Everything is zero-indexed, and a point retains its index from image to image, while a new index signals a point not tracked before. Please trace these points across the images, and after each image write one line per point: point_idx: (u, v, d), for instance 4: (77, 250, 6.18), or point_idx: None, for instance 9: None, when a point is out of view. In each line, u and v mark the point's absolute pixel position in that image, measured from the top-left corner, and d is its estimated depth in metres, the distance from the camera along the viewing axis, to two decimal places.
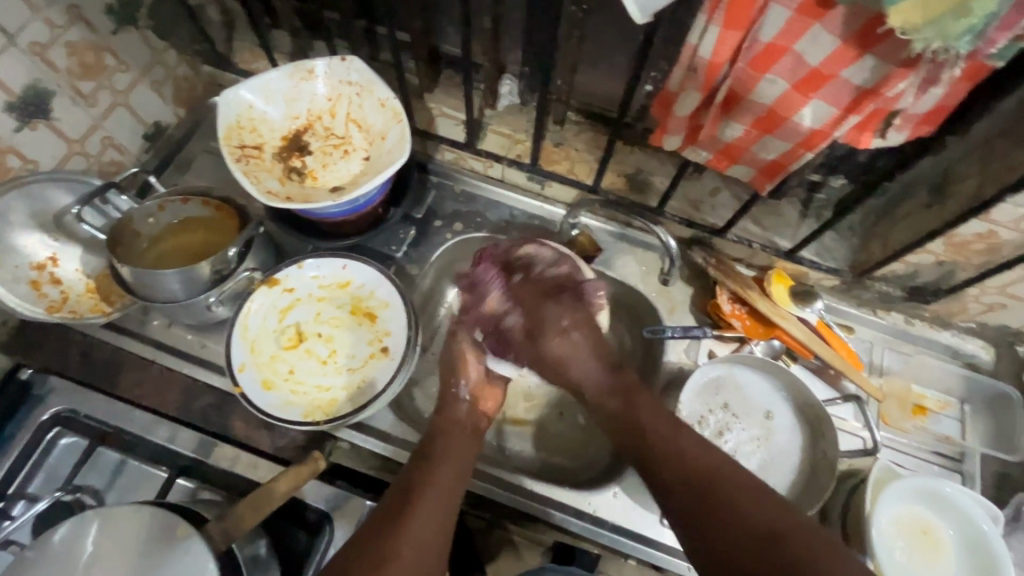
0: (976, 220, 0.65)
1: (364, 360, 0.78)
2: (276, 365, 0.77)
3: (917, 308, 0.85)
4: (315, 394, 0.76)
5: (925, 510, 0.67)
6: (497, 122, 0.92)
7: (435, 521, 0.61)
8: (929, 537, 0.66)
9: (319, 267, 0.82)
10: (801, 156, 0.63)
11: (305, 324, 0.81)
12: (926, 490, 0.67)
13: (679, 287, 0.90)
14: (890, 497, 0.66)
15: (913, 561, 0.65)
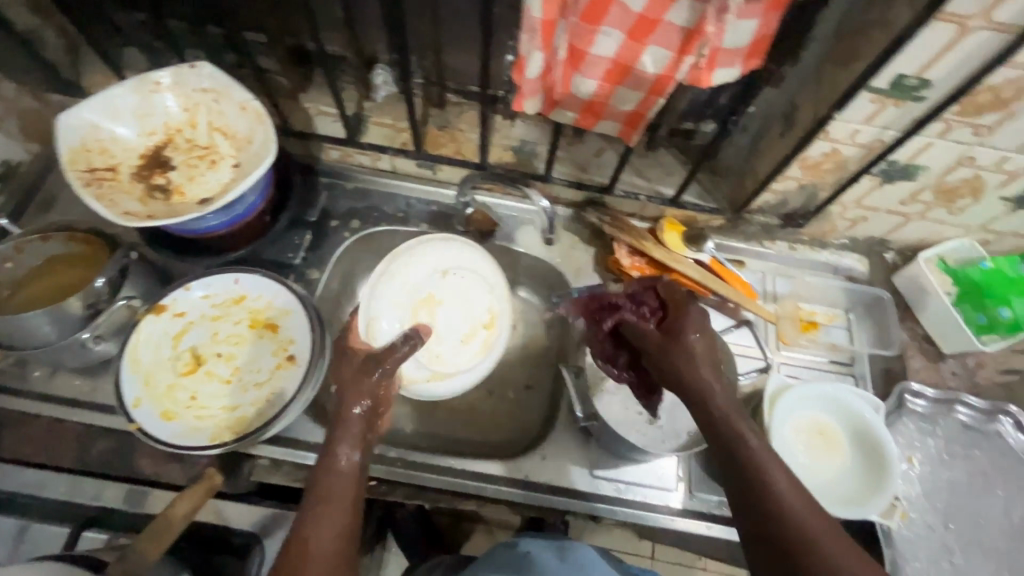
0: (819, 140, 0.71)
1: (270, 372, 0.76)
2: (176, 394, 0.73)
3: (795, 233, 0.92)
4: (222, 415, 0.73)
5: (819, 412, 0.73)
6: (377, 113, 0.92)
7: (348, 489, 0.60)
8: (826, 436, 0.72)
9: (209, 286, 0.79)
10: (655, 103, 0.66)
11: (201, 346, 0.77)
12: (814, 395, 0.73)
13: (581, 250, 0.93)
14: (784, 407, 0.72)
15: (815, 460, 0.71)
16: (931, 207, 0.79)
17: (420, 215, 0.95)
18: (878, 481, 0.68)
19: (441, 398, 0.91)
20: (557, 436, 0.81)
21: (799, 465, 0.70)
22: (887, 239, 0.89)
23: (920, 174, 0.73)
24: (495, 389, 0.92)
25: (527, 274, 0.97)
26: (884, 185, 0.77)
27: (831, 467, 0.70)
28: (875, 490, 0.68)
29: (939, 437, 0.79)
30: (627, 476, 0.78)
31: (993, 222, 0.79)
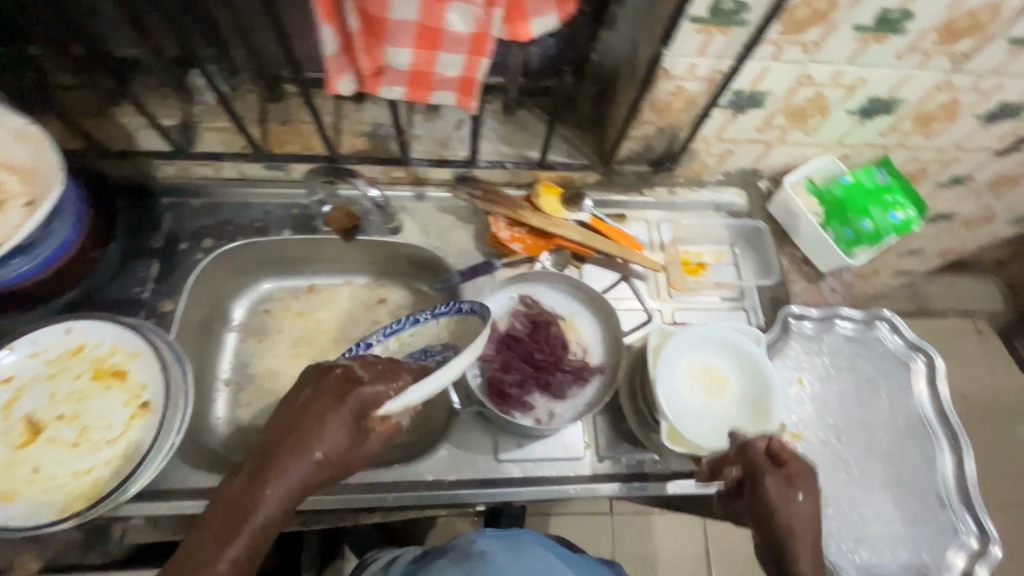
0: (661, 79, 0.68)
1: (125, 424, 0.68)
2: (14, 471, 0.65)
3: (671, 177, 0.90)
4: (73, 482, 0.65)
5: (704, 354, 0.73)
6: (209, 117, 0.83)
7: (290, 495, 0.56)
8: (714, 376, 0.71)
9: (35, 342, 0.70)
10: (481, 65, 0.61)
11: (38, 412, 0.69)
12: (697, 338, 0.73)
13: (460, 229, 0.89)
14: (668, 355, 0.71)
15: (706, 403, 0.70)
16: (787, 130, 0.79)
17: (281, 221, 0.87)
18: (764, 411, 0.69)
19: None
20: (459, 427, 0.77)
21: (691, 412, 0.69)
22: (758, 169, 0.89)
23: (767, 100, 0.73)
24: None
25: (411, 263, 0.92)
26: (738, 116, 0.76)
27: (721, 406, 0.70)
28: (762, 421, 0.69)
29: (826, 354, 0.81)
30: (533, 454, 0.76)
31: (847, 135, 0.80)
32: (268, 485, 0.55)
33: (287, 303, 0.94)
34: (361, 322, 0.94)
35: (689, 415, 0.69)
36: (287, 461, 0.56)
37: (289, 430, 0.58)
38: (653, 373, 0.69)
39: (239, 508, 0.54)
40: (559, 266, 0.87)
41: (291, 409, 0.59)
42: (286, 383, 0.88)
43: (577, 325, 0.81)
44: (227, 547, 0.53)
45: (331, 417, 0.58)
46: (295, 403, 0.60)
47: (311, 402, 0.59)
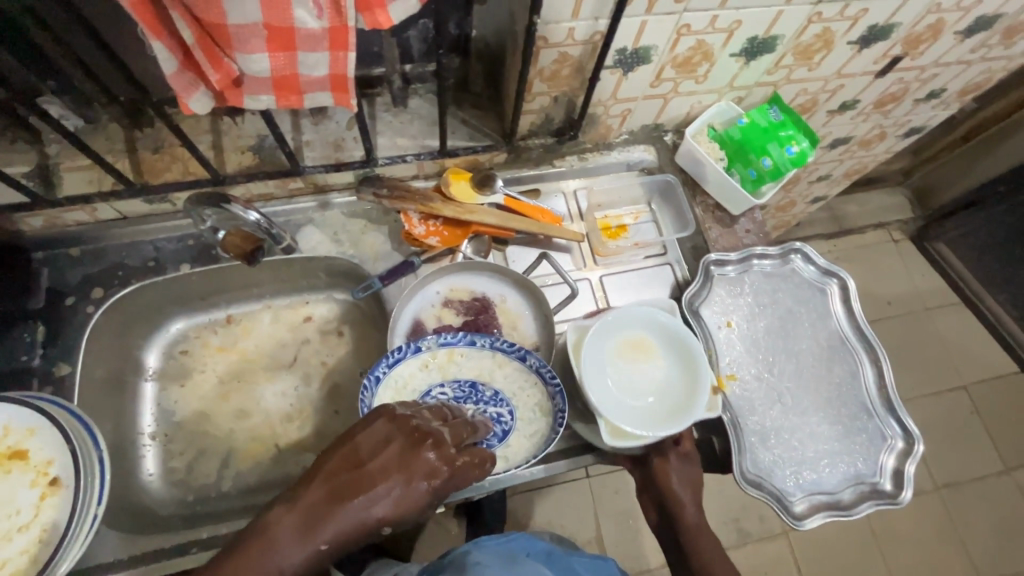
0: (542, 49, 0.67)
1: (36, 506, 0.63)
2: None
3: (578, 144, 0.89)
4: None
5: (623, 334, 0.73)
6: (70, 157, 0.75)
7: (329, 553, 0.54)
8: (638, 354, 0.72)
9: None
10: (347, 60, 0.57)
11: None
12: (614, 324, 0.72)
13: (373, 232, 0.85)
14: (590, 347, 0.71)
15: (637, 383, 0.71)
16: (678, 81, 0.79)
17: (176, 255, 0.81)
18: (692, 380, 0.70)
19: (284, 437, 0.84)
20: None
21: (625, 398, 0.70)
22: (660, 123, 0.90)
23: (652, 54, 0.72)
24: (341, 406, 0.86)
25: (331, 275, 0.89)
26: (628, 75, 0.75)
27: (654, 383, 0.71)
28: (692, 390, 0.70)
29: (748, 294, 0.84)
30: None
31: (736, 78, 0.81)
32: (324, 532, 0.53)
33: (205, 340, 0.88)
34: (289, 346, 0.90)
35: (623, 404, 0.69)
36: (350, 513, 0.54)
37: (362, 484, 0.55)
38: (579, 373, 0.68)
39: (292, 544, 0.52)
40: (481, 252, 0.85)
41: (371, 462, 0.56)
42: (220, 423, 0.84)
43: (509, 309, 0.79)
44: None
45: (406, 487, 0.56)
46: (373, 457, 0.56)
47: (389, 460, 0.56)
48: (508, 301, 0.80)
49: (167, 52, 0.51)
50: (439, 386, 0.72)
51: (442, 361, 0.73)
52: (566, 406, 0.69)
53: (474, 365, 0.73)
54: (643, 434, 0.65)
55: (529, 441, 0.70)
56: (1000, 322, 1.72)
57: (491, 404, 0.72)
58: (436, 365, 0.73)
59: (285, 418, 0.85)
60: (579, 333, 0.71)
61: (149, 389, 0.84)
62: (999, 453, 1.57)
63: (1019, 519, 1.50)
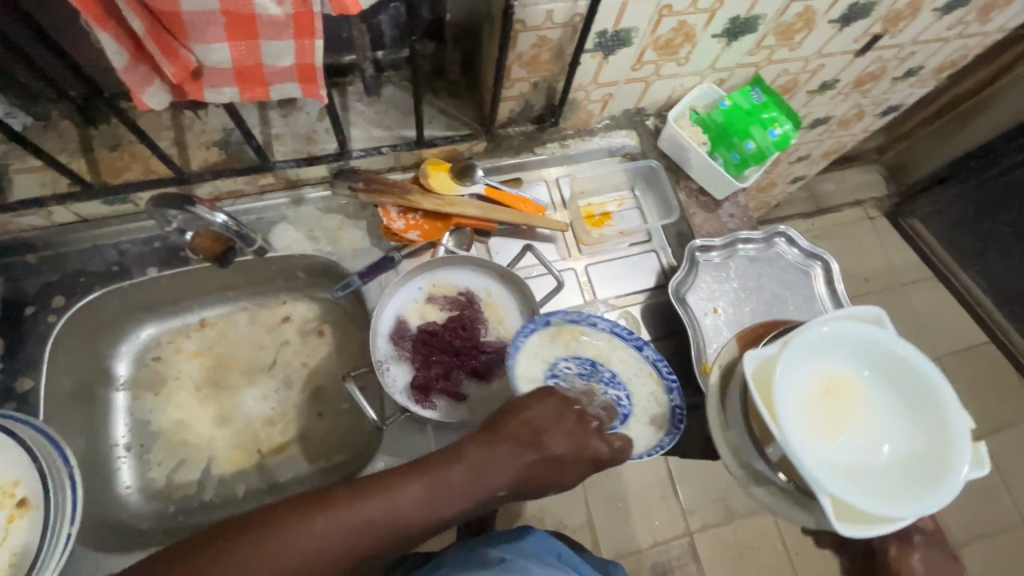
0: (521, 31, 0.64)
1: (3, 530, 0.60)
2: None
3: (559, 131, 0.87)
4: None
5: (814, 367, 0.56)
6: (20, 158, 0.70)
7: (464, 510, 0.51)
8: (834, 396, 0.56)
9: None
10: (314, 49, 0.54)
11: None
12: (801, 355, 0.56)
13: (350, 227, 0.82)
14: (782, 393, 0.53)
15: (849, 435, 0.55)
16: (661, 64, 0.77)
17: (142, 258, 0.77)
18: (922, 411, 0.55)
19: (268, 442, 0.82)
20: (391, 436, 0.73)
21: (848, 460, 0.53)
22: (642, 107, 0.88)
23: (634, 36, 0.70)
24: (326, 407, 0.84)
25: (308, 274, 0.86)
26: (609, 58, 0.73)
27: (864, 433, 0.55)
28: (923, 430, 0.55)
29: (734, 280, 0.83)
30: None
31: (718, 60, 0.80)
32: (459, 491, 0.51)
33: (179, 345, 0.84)
34: (268, 348, 0.87)
35: (844, 466, 0.53)
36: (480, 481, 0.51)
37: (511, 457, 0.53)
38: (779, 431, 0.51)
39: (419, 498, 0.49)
40: (464, 245, 0.83)
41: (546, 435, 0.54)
42: (199, 431, 0.81)
43: (495, 301, 0.76)
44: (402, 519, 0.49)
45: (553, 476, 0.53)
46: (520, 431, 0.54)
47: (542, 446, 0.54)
48: (492, 293, 0.77)
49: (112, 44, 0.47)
50: (563, 361, 0.70)
51: (567, 336, 0.71)
52: (683, 401, 0.69)
53: (593, 344, 0.71)
54: (895, 515, 0.49)
55: (647, 427, 0.68)
56: (972, 295, 1.76)
57: (611, 389, 0.69)
58: (561, 339, 0.71)
59: (267, 422, 0.83)
60: (761, 369, 0.55)
61: (121, 398, 0.80)
62: (971, 420, 1.62)
63: (992, 483, 1.55)
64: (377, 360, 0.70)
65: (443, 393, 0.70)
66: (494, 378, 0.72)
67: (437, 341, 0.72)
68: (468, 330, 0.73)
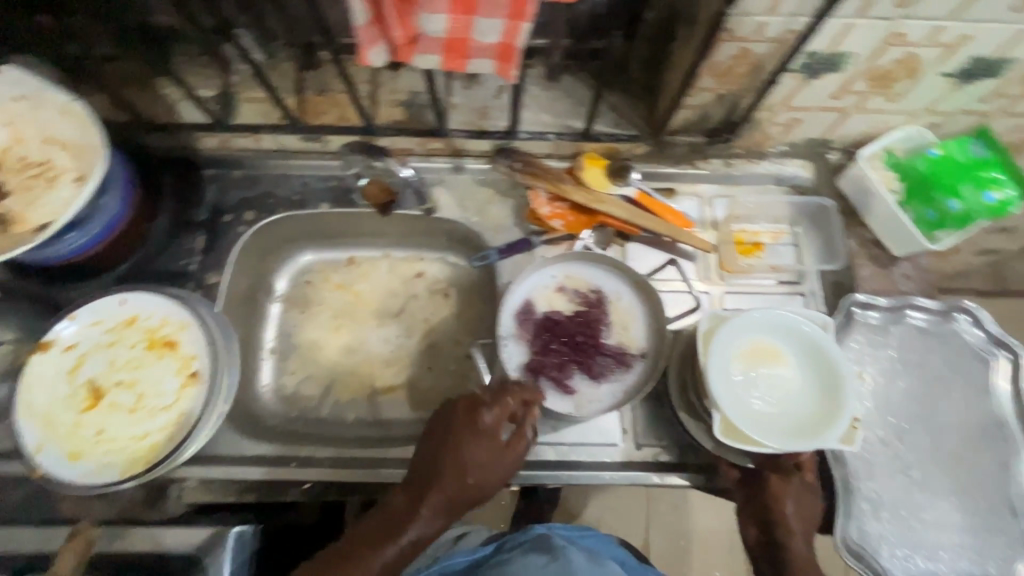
0: (725, 42, 0.61)
1: (176, 393, 0.72)
2: (79, 432, 0.69)
3: (728, 148, 0.83)
4: (132, 445, 0.69)
5: (755, 337, 0.70)
6: (247, 88, 0.82)
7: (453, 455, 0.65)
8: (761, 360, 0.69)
9: (95, 311, 0.73)
10: (522, 30, 0.56)
11: (98, 377, 0.72)
12: (744, 324, 0.70)
13: (498, 203, 0.85)
14: (720, 341, 0.68)
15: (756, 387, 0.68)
16: (868, 96, 0.70)
17: (319, 193, 0.86)
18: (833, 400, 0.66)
19: (381, 380, 0.89)
20: None
21: (749, 404, 0.67)
22: (828, 139, 0.81)
23: (847, 63, 0.64)
24: (435, 363, 0.90)
25: (449, 237, 0.91)
26: (811, 81, 0.67)
27: (775, 399, 0.68)
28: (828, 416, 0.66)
29: (893, 347, 0.74)
30: (570, 437, 0.75)
31: (938, 103, 0.71)
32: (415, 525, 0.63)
33: (328, 276, 0.94)
34: (399, 297, 0.93)
35: (742, 405, 0.66)
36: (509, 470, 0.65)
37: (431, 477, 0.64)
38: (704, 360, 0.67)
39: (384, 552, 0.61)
40: (604, 244, 0.83)
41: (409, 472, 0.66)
42: (328, 354, 0.90)
43: (623, 307, 0.75)
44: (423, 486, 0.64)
45: (475, 453, 0.64)
46: (480, 407, 0.66)
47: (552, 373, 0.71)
48: (622, 298, 0.75)
49: None
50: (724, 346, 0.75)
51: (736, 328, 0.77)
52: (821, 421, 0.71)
53: None
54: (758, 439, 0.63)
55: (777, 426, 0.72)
56: None
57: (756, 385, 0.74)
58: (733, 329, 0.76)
59: (384, 362, 0.90)
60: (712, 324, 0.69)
61: (275, 308, 0.91)
62: None
63: None
64: (499, 337, 0.72)
65: (557, 384, 0.71)
66: (609, 381, 0.71)
67: (558, 329, 0.73)
68: (590, 326, 0.74)
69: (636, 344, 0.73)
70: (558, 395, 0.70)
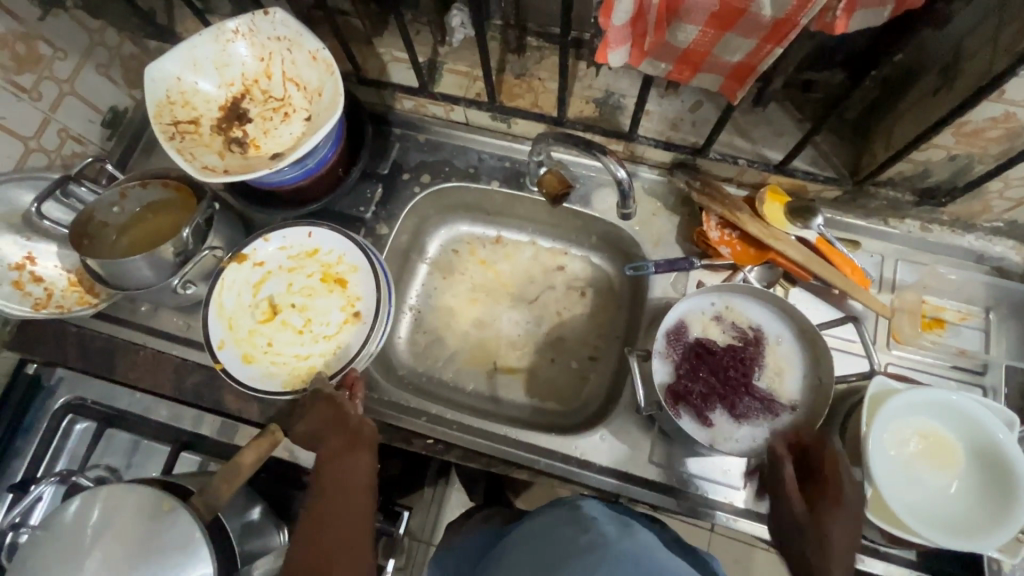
0: (988, 102, 0.56)
1: (338, 326, 0.78)
2: (255, 339, 0.78)
3: (932, 212, 0.76)
4: (294, 363, 0.77)
5: (928, 418, 0.62)
6: (452, 60, 0.86)
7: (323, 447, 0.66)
8: (930, 444, 0.61)
9: (285, 238, 0.81)
10: (770, 54, 0.55)
11: (277, 296, 0.81)
12: (921, 401, 0.61)
13: (663, 217, 0.84)
14: (888, 414, 0.61)
15: (918, 472, 0.60)
16: None
17: (491, 171, 0.89)
18: (1006, 509, 0.57)
19: (504, 359, 0.91)
20: (620, 417, 0.76)
21: (905, 489, 0.59)
22: None
23: None
24: (558, 356, 0.90)
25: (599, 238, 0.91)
26: None
27: (935, 490, 0.60)
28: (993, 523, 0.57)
29: None
30: (689, 468, 0.73)
31: None
32: (350, 450, 0.65)
33: (474, 249, 0.97)
34: (537, 285, 0.94)
35: (898, 488, 0.59)
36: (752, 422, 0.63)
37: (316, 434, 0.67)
38: (866, 429, 0.60)
39: (343, 481, 0.62)
40: (766, 283, 0.80)
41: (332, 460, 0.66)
42: (461, 322, 0.94)
43: (781, 353, 0.72)
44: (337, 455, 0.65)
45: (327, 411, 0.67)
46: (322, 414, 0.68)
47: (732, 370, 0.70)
48: (782, 343, 0.73)
49: (612, 5, 0.51)
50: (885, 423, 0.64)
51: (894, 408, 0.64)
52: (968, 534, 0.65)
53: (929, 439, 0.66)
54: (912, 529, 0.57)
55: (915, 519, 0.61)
56: None
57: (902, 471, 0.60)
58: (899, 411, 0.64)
59: (511, 344, 0.92)
60: (881, 393, 0.62)
61: (423, 267, 0.96)
62: None
63: None
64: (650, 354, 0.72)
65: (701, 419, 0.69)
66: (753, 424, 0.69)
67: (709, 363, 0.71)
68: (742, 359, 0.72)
69: (788, 395, 0.70)
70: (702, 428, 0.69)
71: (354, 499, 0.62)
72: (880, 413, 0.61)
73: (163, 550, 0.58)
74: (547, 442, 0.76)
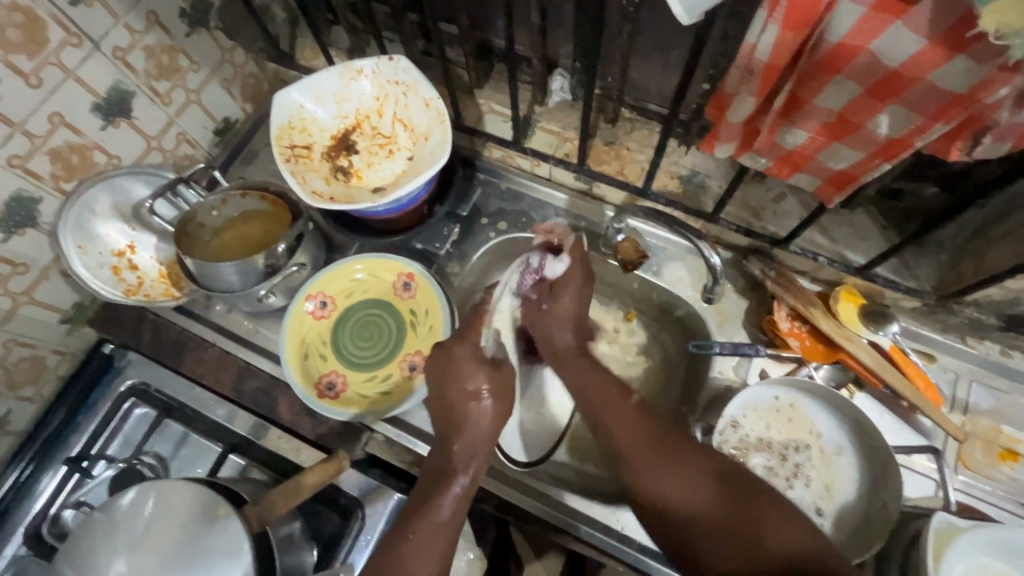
0: None
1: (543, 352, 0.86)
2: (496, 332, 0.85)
3: (1016, 339, 0.74)
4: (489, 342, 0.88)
5: (996, 560, 0.58)
6: (546, 119, 0.88)
7: (480, 445, 0.69)
8: None
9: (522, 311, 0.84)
10: (877, 167, 0.56)
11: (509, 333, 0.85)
12: (988, 540, 0.58)
13: (732, 299, 0.84)
14: (955, 556, 0.57)
15: None
16: None
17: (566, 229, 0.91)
18: None
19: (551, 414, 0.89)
20: None
21: None
22: None
23: None
24: None
25: (661, 310, 0.90)
26: None
27: None
28: None
29: None
30: None
31: None
32: (465, 496, 0.65)
33: None
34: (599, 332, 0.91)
35: None
36: (671, 440, 0.64)
37: (458, 427, 0.70)
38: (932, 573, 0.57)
39: (434, 525, 0.62)
40: (835, 384, 0.79)
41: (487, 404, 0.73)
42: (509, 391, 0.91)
43: (840, 465, 0.72)
44: (467, 470, 0.67)
45: (484, 423, 0.70)
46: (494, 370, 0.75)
47: (688, 468, 0.61)
48: (842, 454, 0.73)
49: (731, 101, 0.54)
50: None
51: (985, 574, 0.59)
52: None
53: None
54: None
55: None
56: None
57: None
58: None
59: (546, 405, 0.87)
60: (944, 529, 0.59)
61: None
62: None
63: None
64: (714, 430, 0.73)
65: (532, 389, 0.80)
66: (821, 516, 0.70)
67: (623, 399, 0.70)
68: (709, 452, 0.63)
69: (834, 505, 0.71)
70: (552, 260, 0.80)
71: (434, 541, 0.61)
72: (945, 557, 0.57)
73: (215, 550, 0.60)
74: (587, 511, 0.75)
